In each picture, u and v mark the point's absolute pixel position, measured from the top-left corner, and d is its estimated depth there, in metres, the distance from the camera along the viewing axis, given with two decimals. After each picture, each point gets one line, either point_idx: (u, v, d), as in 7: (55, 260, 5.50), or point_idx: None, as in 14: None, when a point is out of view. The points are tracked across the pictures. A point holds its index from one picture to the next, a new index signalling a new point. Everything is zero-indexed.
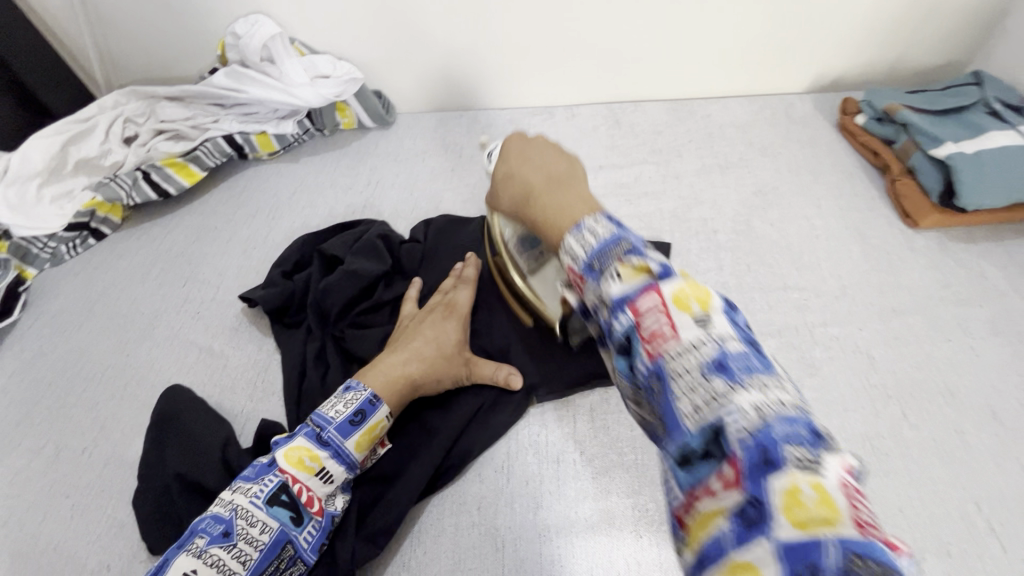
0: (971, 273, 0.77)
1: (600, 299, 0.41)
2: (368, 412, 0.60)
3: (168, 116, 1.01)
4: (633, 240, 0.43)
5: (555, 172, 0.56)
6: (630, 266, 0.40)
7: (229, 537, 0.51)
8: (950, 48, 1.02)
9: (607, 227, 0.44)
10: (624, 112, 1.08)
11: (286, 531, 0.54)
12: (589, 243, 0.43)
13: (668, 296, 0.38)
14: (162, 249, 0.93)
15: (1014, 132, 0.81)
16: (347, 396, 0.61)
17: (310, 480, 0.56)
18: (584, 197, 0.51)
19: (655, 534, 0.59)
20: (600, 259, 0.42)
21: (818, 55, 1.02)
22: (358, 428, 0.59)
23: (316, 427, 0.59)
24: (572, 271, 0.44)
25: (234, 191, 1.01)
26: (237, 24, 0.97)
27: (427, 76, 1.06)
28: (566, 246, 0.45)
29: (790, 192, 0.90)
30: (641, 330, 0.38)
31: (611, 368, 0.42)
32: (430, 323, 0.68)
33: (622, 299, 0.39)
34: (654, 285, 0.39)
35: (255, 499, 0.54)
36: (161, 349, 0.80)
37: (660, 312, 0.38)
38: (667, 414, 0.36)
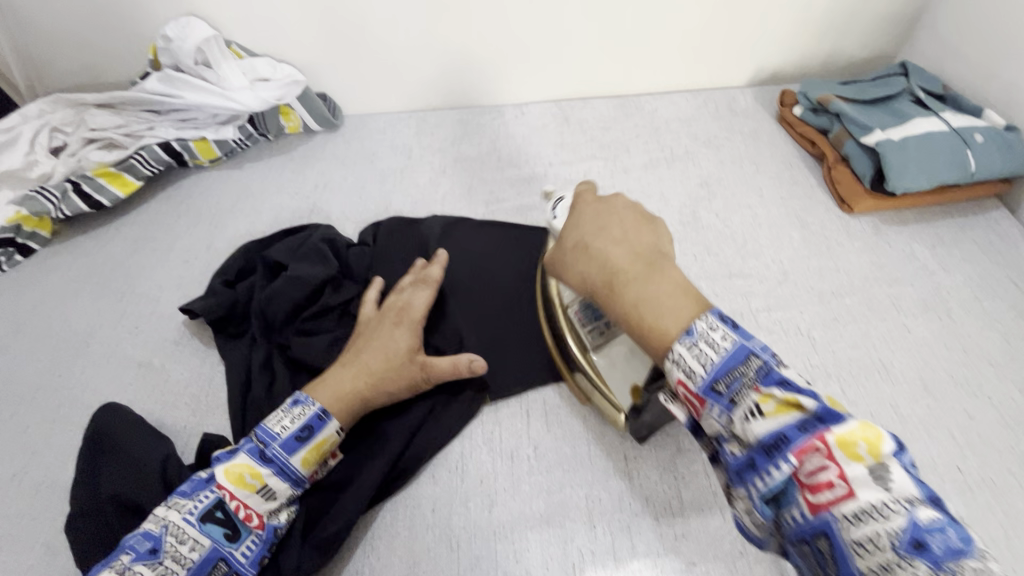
0: (903, 254, 0.81)
1: (730, 430, 0.44)
2: (316, 428, 0.58)
3: (99, 124, 0.97)
4: (760, 357, 0.45)
5: (642, 248, 0.57)
6: (774, 401, 0.42)
7: (157, 554, 0.50)
8: (878, 41, 1.07)
9: (726, 334, 0.47)
10: (573, 109, 1.08)
11: (219, 548, 0.52)
12: (709, 357, 0.46)
13: (832, 442, 0.39)
14: (96, 263, 0.89)
15: (937, 118, 0.85)
16: (294, 411, 0.59)
17: (251, 497, 0.55)
18: (681, 288, 0.53)
19: (609, 524, 0.59)
20: (725, 381, 0.45)
21: (756, 50, 1.05)
22: (304, 444, 0.58)
23: (260, 443, 0.57)
24: (686, 387, 0.47)
25: (174, 200, 0.97)
26: (167, 27, 0.94)
27: (373, 77, 1.04)
28: (675, 357, 0.48)
29: (734, 183, 0.93)
30: (800, 475, 0.40)
31: (739, 497, 0.45)
32: (383, 331, 0.67)
33: (780, 443, 0.40)
34: (815, 430, 0.40)
35: (187, 515, 0.52)
36: (96, 367, 0.76)
37: (823, 459, 0.39)
38: (840, 564, 0.37)
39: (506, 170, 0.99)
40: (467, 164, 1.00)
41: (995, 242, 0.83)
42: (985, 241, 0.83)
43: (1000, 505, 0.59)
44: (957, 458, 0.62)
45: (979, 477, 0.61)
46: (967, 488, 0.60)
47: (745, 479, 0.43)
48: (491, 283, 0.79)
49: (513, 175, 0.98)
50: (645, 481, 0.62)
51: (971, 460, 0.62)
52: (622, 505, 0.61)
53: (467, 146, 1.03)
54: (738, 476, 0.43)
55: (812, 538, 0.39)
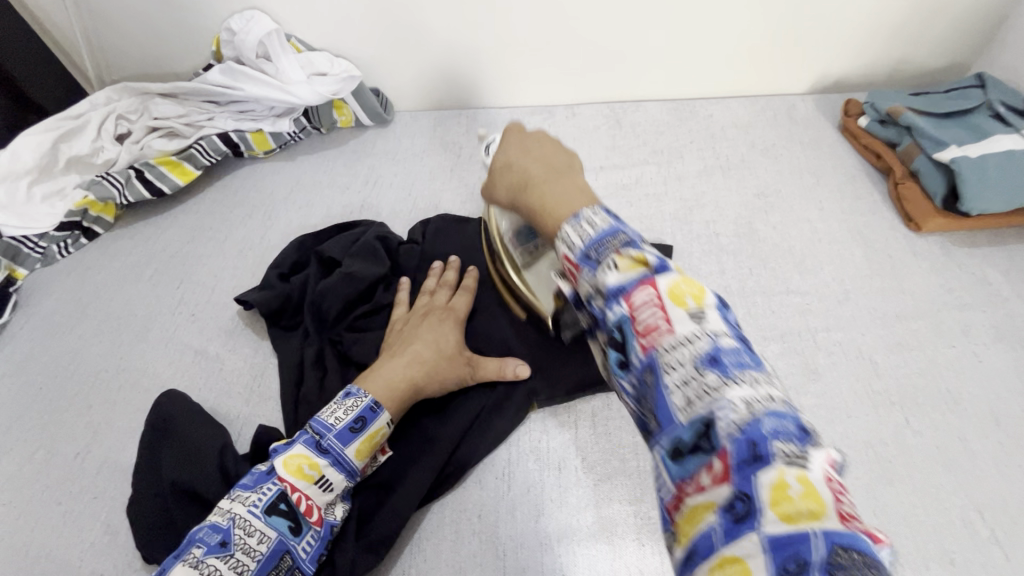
0: (975, 278, 0.77)
1: (594, 289, 0.41)
2: (368, 419, 0.59)
3: (161, 113, 1.00)
4: (629, 233, 0.43)
5: (553, 165, 0.54)
6: (626, 258, 0.40)
7: (227, 547, 0.49)
8: (953, 50, 1.01)
9: (605, 219, 0.44)
10: (625, 112, 1.07)
11: (284, 541, 0.52)
12: (586, 232, 0.43)
13: (664, 291, 0.38)
14: (156, 249, 0.92)
15: (1019, 136, 0.80)
16: (347, 402, 0.59)
17: (310, 489, 0.55)
18: (581, 190, 0.50)
19: (658, 542, 0.59)
20: (596, 250, 0.42)
21: (821, 56, 1.02)
22: (358, 435, 0.58)
23: (316, 434, 0.57)
24: (567, 259, 0.43)
25: (229, 190, 1.00)
26: (231, 20, 0.95)
27: (424, 73, 1.04)
28: (562, 233, 0.44)
29: (792, 195, 0.90)
30: (636, 322, 0.38)
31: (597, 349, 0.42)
32: (427, 324, 0.68)
33: (619, 291, 0.39)
34: (650, 280, 0.39)
35: (253, 508, 0.52)
36: (155, 352, 0.79)
37: (655, 307, 0.38)
38: (656, 406, 0.36)
39: None
40: None
41: None
42: None
43: None
44: None
45: None
46: None
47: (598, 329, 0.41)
48: None
49: None
50: None
51: None
52: None
53: None
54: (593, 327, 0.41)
55: (681, 446, 0.34)
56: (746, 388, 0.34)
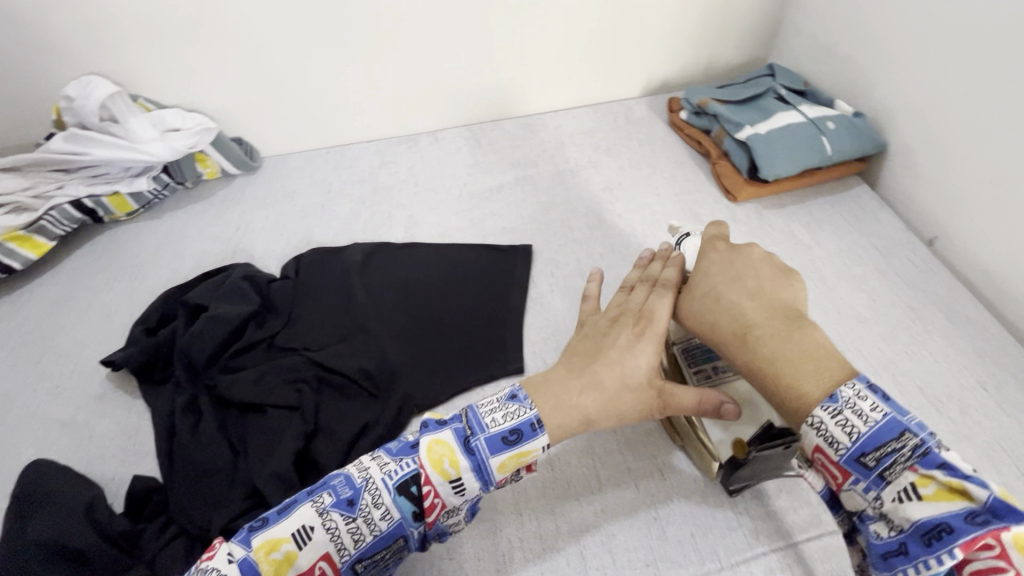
0: (782, 233, 0.90)
1: (879, 509, 0.42)
2: (525, 435, 0.51)
3: (4, 187, 0.94)
4: (918, 432, 0.42)
5: (773, 307, 0.54)
6: (935, 485, 0.40)
7: (353, 508, 0.48)
8: (748, 47, 1.19)
9: (875, 401, 0.43)
10: (484, 131, 1.15)
11: (404, 526, 0.49)
12: (856, 429, 0.42)
13: (1010, 543, 0.37)
14: (11, 327, 0.87)
15: (797, 111, 0.95)
16: (511, 407, 0.53)
17: (443, 486, 0.49)
18: (821, 347, 0.49)
19: (534, 510, 0.63)
20: (875, 457, 0.42)
21: (643, 64, 1.16)
22: (510, 448, 0.51)
23: (469, 428, 0.51)
24: (825, 455, 0.44)
25: (91, 256, 0.97)
26: (68, 87, 0.94)
27: (286, 118, 1.08)
28: (816, 422, 0.44)
29: (633, 185, 1.01)
30: (967, 571, 0.38)
31: (854, 515, 0.45)
32: (623, 338, 0.58)
33: (945, 534, 0.39)
34: (990, 526, 0.37)
35: (387, 478, 0.49)
36: (15, 432, 0.75)
37: (997, 558, 0.37)
38: (907, 554, 0.40)
39: (423, 194, 1.04)
40: (386, 192, 1.05)
41: (858, 214, 0.93)
42: (850, 214, 0.93)
43: None
44: None
45: None
46: None
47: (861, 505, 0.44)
48: (412, 301, 0.83)
49: (431, 198, 1.03)
50: (566, 466, 0.66)
51: None
52: (546, 491, 0.64)
53: (385, 175, 1.08)
54: (883, 559, 0.42)
55: None
56: None
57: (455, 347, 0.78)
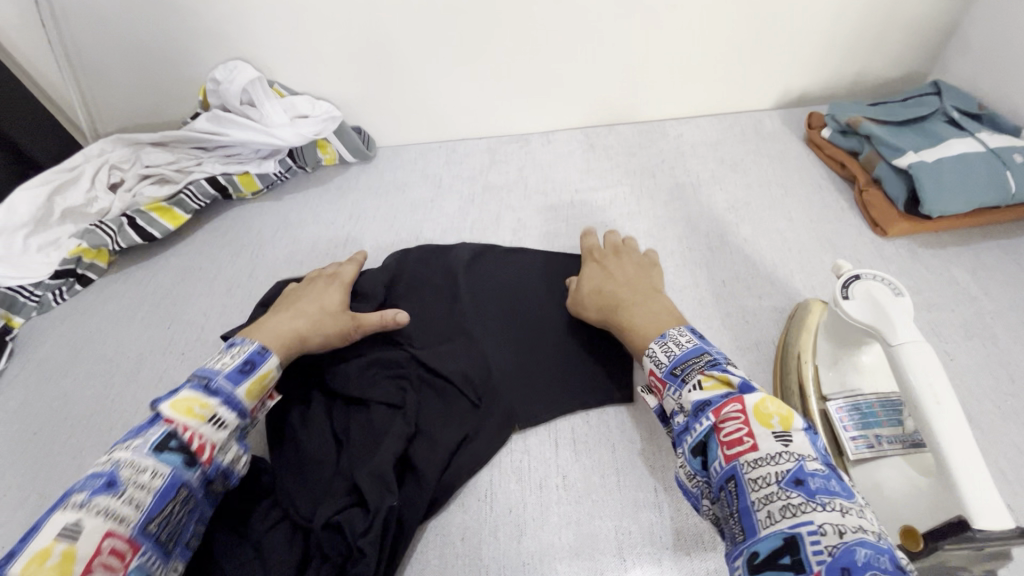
0: (941, 278, 0.79)
1: (680, 403, 0.53)
2: (257, 362, 0.61)
3: (152, 161, 1.04)
4: (713, 355, 0.55)
5: (639, 287, 0.72)
6: (713, 379, 0.51)
7: (114, 486, 0.47)
8: (910, 60, 1.05)
9: (690, 341, 0.58)
10: (599, 136, 1.10)
11: (179, 475, 0.51)
12: (673, 353, 0.57)
13: (749, 407, 0.47)
14: (147, 291, 0.94)
15: (973, 140, 0.83)
16: (232, 351, 0.62)
17: (201, 427, 0.54)
18: (666, 311, 0.67)
19: (639, 556, 0.59)
20: (681, 368, 0.55)
21: (782, 74, 1.06)
22: (247, 376, 0.59)
23: (202, 379, 0.57)
24: (655, 375, 0.58)
25: (219, 231, 1.03)
26: (216, 70, 1.00)
27: (405, 110, 1.09)
28: (650, 352, 0.60)
29: (761, 207, 0.92)
30: (721, 434, 0.47)
31: (680, 463, 0.51)
32: (325, 287, 0.75)
33: (706, 405, 0.49)
34: (734, 395, 0.49)
35: (138, 449, 0.50)
36: (146, 391, 0.81)
37: (739, 421, 0.47)
38: (741, 513, 0.43)
39: (532, 197, 1.01)
40: (495, 192, 1.03)
41: None
42: None
43: None
44: (1007, 494, 0.59)
45: None
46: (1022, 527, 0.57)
47: (681, 441, 0.51)
48: (519, 309, 0.81)
49: (540, 202, 1.00)
50: (675, 514, 0.62)
51: (1022, 497, 0.59)
52: (652, 538, 0.60)
53: (495, 174, 1.06)
54: (677, 437, 0.51)
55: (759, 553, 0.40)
56: (833, 512, 0.39)
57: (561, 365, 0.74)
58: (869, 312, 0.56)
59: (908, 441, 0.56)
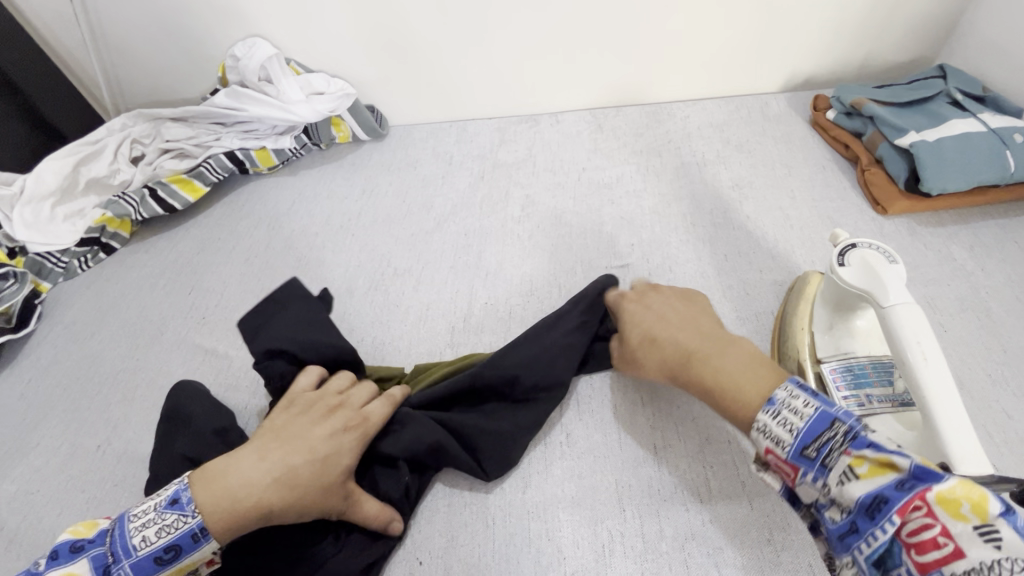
0: (939, 254, 0.81)
1: (829, 494, 0.46)
2: (182, 550, 0.53)
3: (173, 136, 1.08)
4: (847, 421, 0.47)
5: (704, 329, 0.62)
6: (868, 464, 0.44)
7: None
8: (917, 44, 1.06)
9: (807, 400, 0.49)
10: (607, 117, 1.12)
11: None
12: (795, 425, 0.48)
13: (931, 500, 0.40)
14: (169, 260, 0.98)
15: (975, 120, 0.85)
16: (167, 517, 0.53)
17: None
18: (754, 358, 0.57)
19: (638, 508, 0.62)
20: (815, 447, 0.47)
21: (789, 57, 1.07)
22: (164, 567, 0.52)
23: (111, 555, 0.52)
24: (776, 454, 0.49)
25: (236, 204, 1.06)
26: (236, 46, 1.03)
27: (417, 89, 1.12)
28: (761, 425, 0.51)
29: (764, 186, 0.94)
30: (903, 535, 0.41)
31: (845, 564, 0.45)
32: (326, 432, 0.59)
33: (880, 503, 0.42)
34: (912, 488, 0.41)
35: None
36: (169, 353, 0.84)
37: (925, 517, 0.40)
38: None
39: (540, 175, 1.03)
40: (504, 170, 1.05)
41: None
42: None
43: None
44: (994, 456, 0.62)
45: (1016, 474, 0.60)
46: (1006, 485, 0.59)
47: (849, 545, 0.44)
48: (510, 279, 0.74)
49: (548, 180, 1.02)
50: (673, 469, 0.65)
51: (1008, 458, 0.61)
52: (651, 491, 0.63)
53: (505, 153, 1.09)
54: (840, 542, 0.44)
55: None
56: None
57: None
58: (866, 277, 0.59)
59: (898, 400, 0.59)
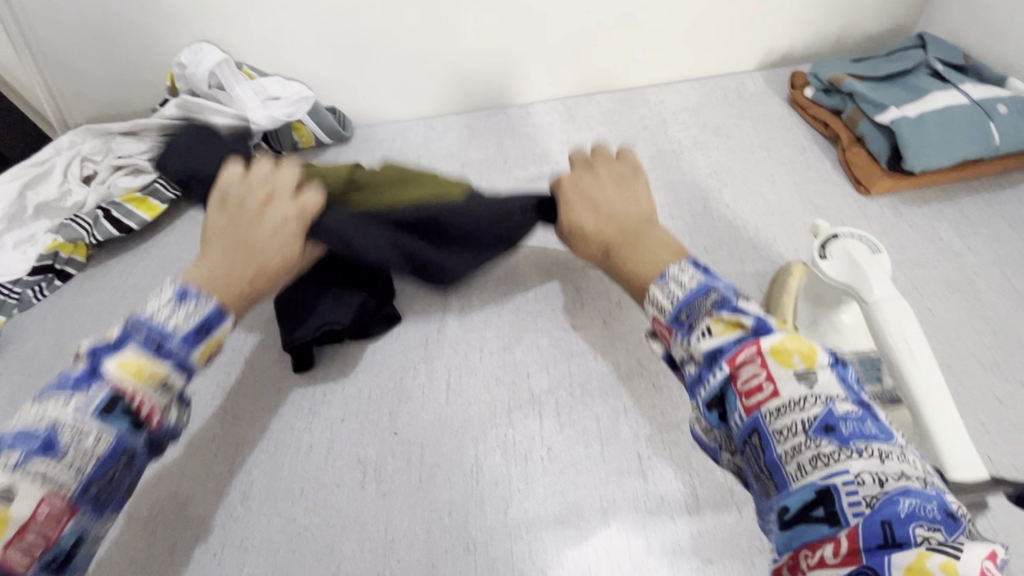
0: (925, 234, 0.78)
1: (689, 351, 0.48)
2: (213, 325, 0.53)
3: (124, 151, 1.03)
4: (721, 290, 0.49)
5: (625, 221, 0.64)
6: (722, 322, 0.46)
7: (52, 449, 0.43)
8: (895, 12, 1.02)
9: (692, 277, 0.52)
10: (579, 106, 1.08)
11: (125, 440, 0.46)
12: (676, 295, 0.51)
13: (765, 349, 0.43)
14: (128, 284, 0.94)
15: (957, 91, 0.82)
16: (184, 306, 0.52)
17: (150, 393, 0.48)
18: (667, 246, 0.60)
19: (624, 523, 0.60)
20: (686, 312, 0.50)
21: (763, 34, 1.03)
22: (201, 340, 0.52)
23: (155, 336, 0.49)
24: (660, 321, 0.52)
25: (197, 220, 1.02)
26: (181, 54, 0.98)
27: (379, 88, 1.07)
28: (651, 295, 0.54)
29: (744, 171, 0.91)
30: (738, 384, 0.43)
31: (694, 411, 0.48)
32: (268, 221, 0.60)
33: (718, 353, 0.45)
34: (749, 340, 0.44)
35: (79, 411, 0.44)
36: None
37: (756, 367, 0.43)
38: (772, 470, 0.40)
39: (512, 171, 0.99)
40: (475, 168, 1.01)
41: None
42: (1014, 217, 0.79)
43: None
44: (987, 446, 0.60)
45: (1010, 465, 0.58)
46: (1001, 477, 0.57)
47: (694, 393, 0.46)
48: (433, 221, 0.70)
49: (520, 176, 0.98)
50: (659, 479, 0.62)
51: (1002, 448, 0.59)
52: (637, 504, 0.61)
53: (474, 150, 1.04)
54: (689, 390, 0.47)
55: (789, 513, 0.38)
56: (872, 460, 0.37)
57: None
58: (849, 269, 0.56)
59: (886, 398, 0.55)
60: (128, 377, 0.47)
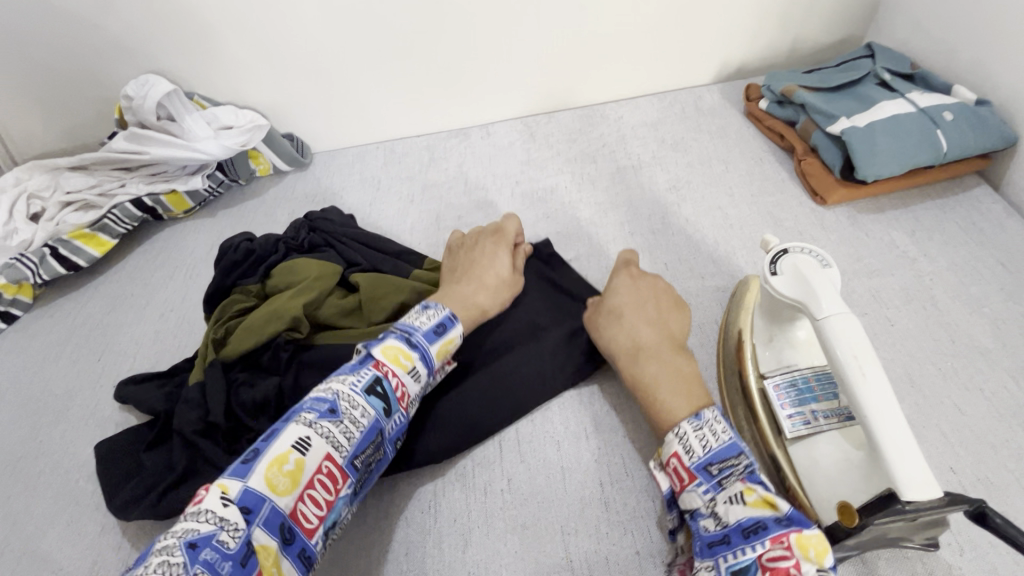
0: (882, 242, 0.78)
1: (711, 508, 0.49)
2: (448, 326, 0.62)
3: (73, 186, 0.99)
4: (749, 458, 0.51)
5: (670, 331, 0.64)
6: (756, 494, 0.48)
7: (336, 415, 0.51)
8: (845, 24, 1.04)
9: (724, 429, 0.53)
10: (539, 124, 1.08)
11: (379, 421, 0.53)
12: (709, 443, 0.51)
13: (795, 540, 0.44)
14: (76, 324, 0.90)
15: (904, 100, 0.83)
16: (421, 313, 0.62)
17: (404, 376, 0.57)
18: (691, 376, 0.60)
19: (586, 556, 0.57)
20: (718, 466, 0.51)
21: (718, 48, 1.04)
22: (439, 338, 0.61)
23: (403, 332, 0.60)
24: (680, 461, 0.52)
25: (150, 254, 0.99)
26: (128, 86, 0.95)
27: (337, 113, 1.05)
28: (680, 431, 0.53)
29: (702, 184, 0.91)
30: (764, 558, 0.44)
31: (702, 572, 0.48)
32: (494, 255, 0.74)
33: (755, 526, 0.46)
34: (786, 525, 0.45)
35: (353, 386, 0.53)
36: (77, 430, 0.77)
37: (784, 550, 0.44)
38: None
39: (473, 193, 0.98)
40: (436, 190, 1.00)
41: (978, 221, 0.79)
42: (967, 221, 0.79)
43: (1001, 505, 0.56)
44: (948, 457, 0.59)
45: (974, 477, 0.57)
46: (963, 490, 0.56)
47: (716, 552, 0.47)
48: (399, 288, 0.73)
49: (481, 198, 0.97)
50: (620, 508, 0.60)
51: (964, 459, 0.58)
52: (599, 534, 0.59)
53: (435, 172, 1.03)
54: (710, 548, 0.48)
55: None
56: None
57: (497, 357, 0.70)
58: (800, 289, 0.55)
59: (844, 415, 0.55)
60: (389, 360, 0.56)
